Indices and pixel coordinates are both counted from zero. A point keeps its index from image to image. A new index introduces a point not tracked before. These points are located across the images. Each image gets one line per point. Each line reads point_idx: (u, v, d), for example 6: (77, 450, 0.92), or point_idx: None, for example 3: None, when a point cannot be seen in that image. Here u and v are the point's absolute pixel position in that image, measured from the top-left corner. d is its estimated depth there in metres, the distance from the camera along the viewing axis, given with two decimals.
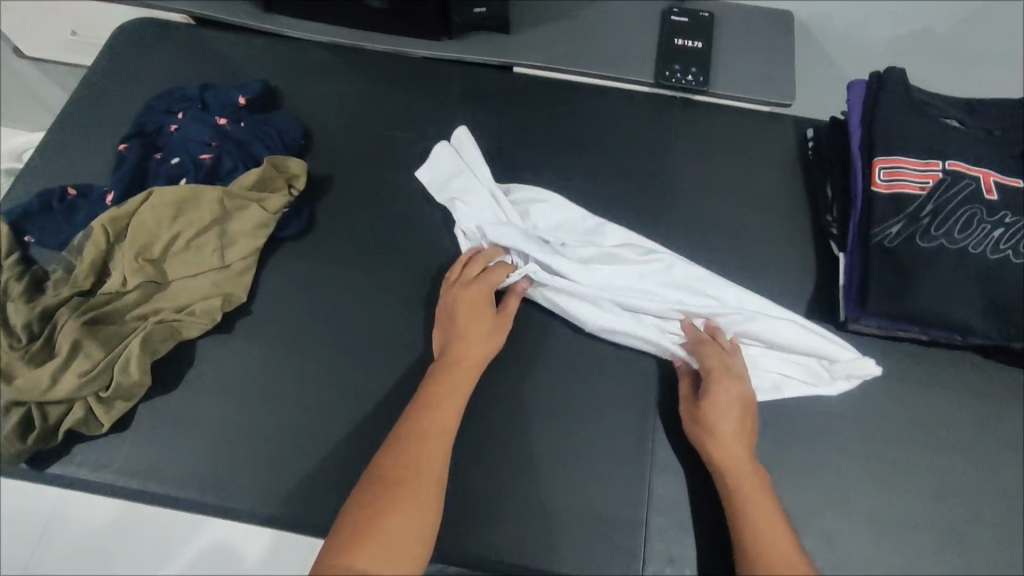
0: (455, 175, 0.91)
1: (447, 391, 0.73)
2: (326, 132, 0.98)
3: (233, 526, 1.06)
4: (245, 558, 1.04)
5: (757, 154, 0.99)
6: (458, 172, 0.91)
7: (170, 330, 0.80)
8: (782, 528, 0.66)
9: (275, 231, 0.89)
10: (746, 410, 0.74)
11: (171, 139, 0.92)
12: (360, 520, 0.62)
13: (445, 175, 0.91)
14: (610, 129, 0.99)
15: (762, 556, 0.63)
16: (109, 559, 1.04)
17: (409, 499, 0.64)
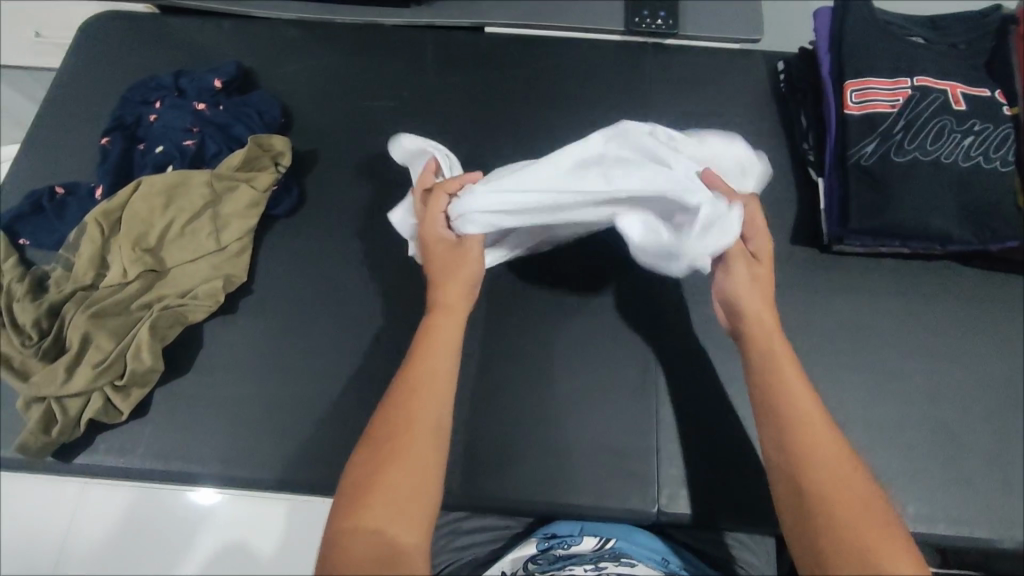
0: None
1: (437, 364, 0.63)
2: (305, 109, 0.99)
3: (246, 505, 1.07)
4: (262, 534, 1.06)
5: (731, 90, 1.01)
6: None
7: (176, 316, 0.81)
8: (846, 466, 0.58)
9: (268, 210, 0.90)
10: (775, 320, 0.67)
11: (151, 130, 0.92)
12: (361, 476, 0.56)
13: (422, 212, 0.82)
14: (585, 79, 1.01)
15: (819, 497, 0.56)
16: (129, 549, 1.05)
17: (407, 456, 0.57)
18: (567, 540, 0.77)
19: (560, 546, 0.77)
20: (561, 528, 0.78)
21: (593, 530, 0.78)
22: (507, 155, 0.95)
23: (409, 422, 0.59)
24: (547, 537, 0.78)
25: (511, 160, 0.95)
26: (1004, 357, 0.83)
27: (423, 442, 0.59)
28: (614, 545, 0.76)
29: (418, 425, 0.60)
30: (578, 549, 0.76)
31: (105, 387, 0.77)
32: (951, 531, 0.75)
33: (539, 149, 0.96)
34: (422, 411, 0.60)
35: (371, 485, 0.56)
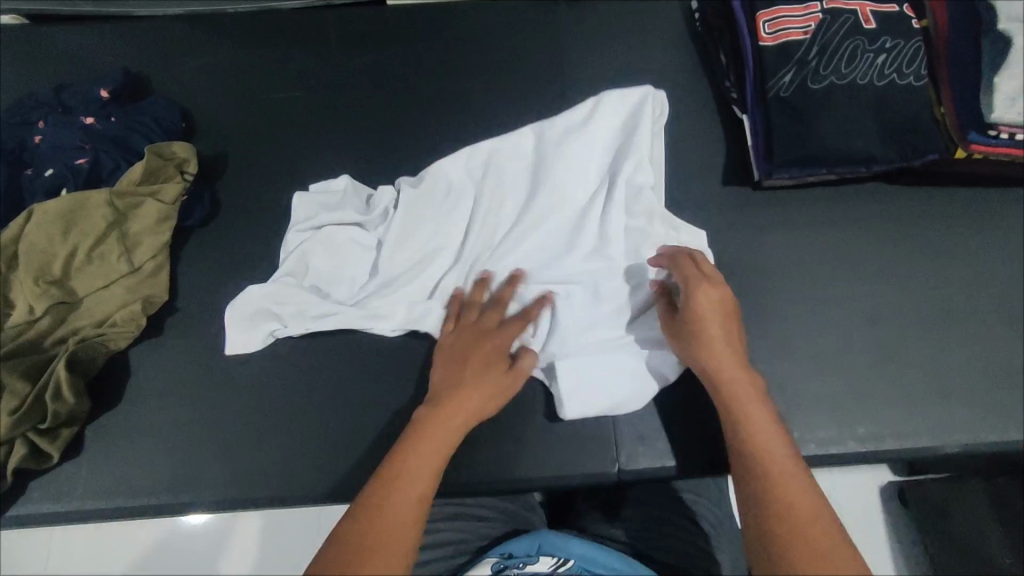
0: (335, 207, 0.84)
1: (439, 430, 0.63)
2: (208, 110, 0.93)
3: (215, 531, 1.00)
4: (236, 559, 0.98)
5: (648, 35, 0.98)
6: (339, 205, 0.84)
7: (96, 347, 0.77)
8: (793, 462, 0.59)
9: (180, 222, 0.85)
10: (728, 313, 0.67)
11: (38, 152, 0.85)
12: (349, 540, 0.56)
13: (320, 210, 0.84)
14: (498, 41, 0.97)
15: (782, 503, 0.56)
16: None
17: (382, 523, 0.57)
18: (523, 560, 0.74)
19: (517, 565, 0.74)
20: (516, 549, 0.74)
21: (549, 549, 0.74)
22: (426, 131, 0.91)
23: (378, 511, 0.57)
24: (503, 558, 0.74)
25: (431, 138, 0.91)
26: (939, 268, 0.85)
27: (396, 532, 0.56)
28: (571, 565, 0.74)
29: (396, 523, 0.57)
30: (534, 569, 0.74)
31: (28, 433, 0.72)
32: (901, 447, 0.77)
33: (459, 120, 0.92)
34: (396, 503, 0.58)
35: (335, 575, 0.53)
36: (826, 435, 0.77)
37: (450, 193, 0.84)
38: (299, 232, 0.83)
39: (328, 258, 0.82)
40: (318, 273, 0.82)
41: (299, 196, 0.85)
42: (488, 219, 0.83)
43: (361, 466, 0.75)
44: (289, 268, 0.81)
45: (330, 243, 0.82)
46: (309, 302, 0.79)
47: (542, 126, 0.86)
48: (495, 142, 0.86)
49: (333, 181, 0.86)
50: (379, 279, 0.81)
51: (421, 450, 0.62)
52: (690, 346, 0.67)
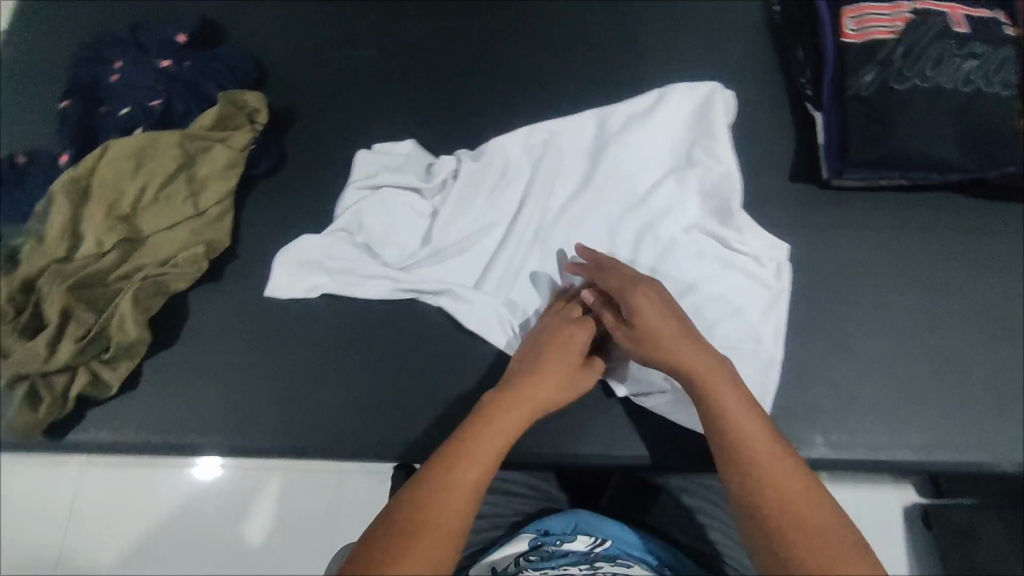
0: (397, 169, 0.85)
1: (515, 417, 0.58)
2: (279, 61, 0.93)
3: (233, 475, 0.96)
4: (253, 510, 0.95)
5: (724, 24, 0.97)
6: (399, 168, 0.85)
7: (158, 286, 0.77)
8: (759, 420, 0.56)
9: (247, 170, 0.85)
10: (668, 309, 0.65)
11: (112, 90, 0.86)
12: (401, 521, 0.50)
13: (381, 170, 0.85)
14: (571, 16, 0.96)
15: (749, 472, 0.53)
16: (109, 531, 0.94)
17: (440, 500, 0.51)
18: (560, 538, 0.70)
19: (553, 542, 0.70)
20: (554, 525, 0.70)
21: (588, 527, 0.70)
22: (494, 101, 0.91)
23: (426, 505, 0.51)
24: (540, 533, 0.70)
25: (499, 109, 0.91)
26: (1005, 283, 0.83)
27: (451, 509, 0.51)
28: (610, 545, 0.69)
29: (453, 505, 0.51)
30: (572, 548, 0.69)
31: (91, 361, 0.74)
32: (955, 460, 0.76)
33: (528, 92, 0.92)
34: (458, 490, 0.52)
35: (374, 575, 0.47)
36: (878, 440, 0.77)
37: (512, 169, 0.85)
38: (357, 189, 0.83)
39: (382, 220, 0.83)
40: (370, 232, 0.83)
41: (366, 155, 0.86)
42: (544, 202, 0.84)
43: (411, 428, 0.75)
44: (345, 230, 0.82)
45: (386, 206, 0.84)
46: (363, 261, 0.80)
47: (608, 111, 0.87)
48: (556, 123, 0.87)
49: (400, 143, 0.86)
50: (431, 247, 0.82)
51: (494, 424, 0.57)
52: (644, 339, 0.64)
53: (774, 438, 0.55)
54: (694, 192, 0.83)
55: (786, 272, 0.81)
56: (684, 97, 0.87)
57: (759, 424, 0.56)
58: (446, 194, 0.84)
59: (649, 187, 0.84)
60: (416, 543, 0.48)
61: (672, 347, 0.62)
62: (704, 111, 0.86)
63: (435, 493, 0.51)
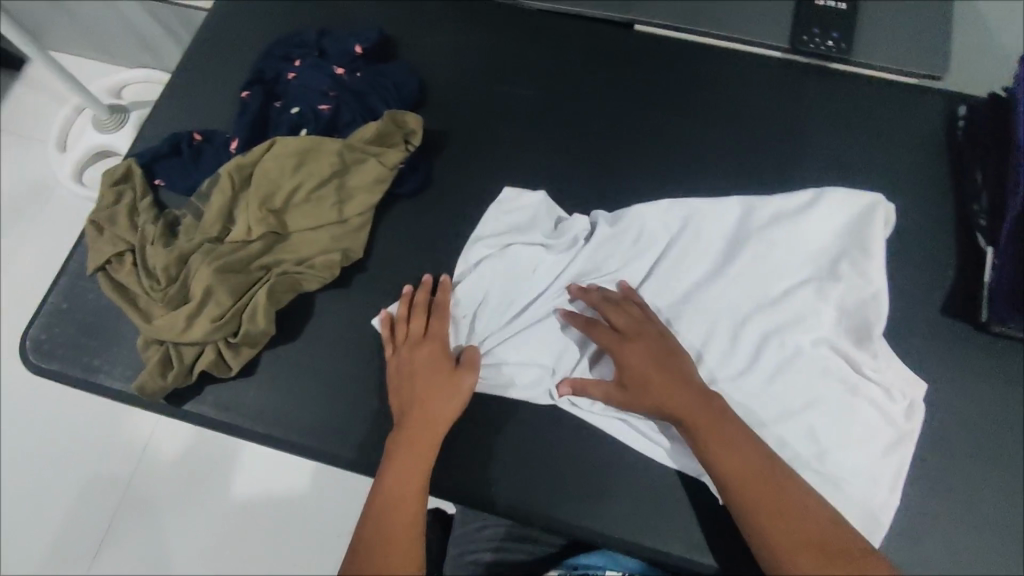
0: (525, 227, 0.85)
1: (414, 457, 0.72)
2: (441, 86, 0.96)
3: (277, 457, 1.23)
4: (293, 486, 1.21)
5: (899, 132, 0.91)
6: (527, 227, 0.85)
7: (292, 283, 0.82)
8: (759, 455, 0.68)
9: (393, 187, 0.88)
10: (665, 355, 0.74)
11: (289, 88, 0.92)
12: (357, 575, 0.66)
13: (509, 226, 0.85)
14: (736, 97, 0.94)
15: (756, 501, 0.65)
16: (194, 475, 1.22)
17: (385, 552, 0.67)
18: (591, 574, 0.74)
19: None
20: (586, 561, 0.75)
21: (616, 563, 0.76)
22: (641, 167, 0.90)
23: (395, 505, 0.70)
24: (571, 568, 0.75)
25: (646, 173, 0.90)
26: None
27: (397, 549, 0.68)
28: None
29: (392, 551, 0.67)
30: None
31: (219, 342, 0.78)
32: None
33: (676, 165, 0.90)
34: (397, 540, 0.68)
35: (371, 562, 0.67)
36: None
37: (645, 239, 0.84)
38: (486, 241, 0.84)
39: (502, 281, 0.83)
40: (488, 289, 0.83)
41: (498, 206, 0.86)
42: (669, 289, 0.82)
43: (498, 477, 0.76)
44: (466, 284, 0.83)
45: (509, 263, 0.83)
46: (482, 320, 0.82)
47: (756, 201, 0.83)
48: (698, 204, 0.84)
49: (533, 195, 0.86)
50: (550, 309, 0.82)
51: (403, 468, 0.71)
52: (636, 389, 0.73)
53: (770, 463, 0.67)
54: (833, 306, 0.79)
55: (920, 412, 0.75)
56: (839, 206, 0.82)
57: (761, 459, 0.67)
58: (572, 255, 0.84)
59: (785, 291, 0.80)
60: None
61: (662, 394, 0.72)
62: (857, 224, 0.81)
63: (379, 546, 0.68)
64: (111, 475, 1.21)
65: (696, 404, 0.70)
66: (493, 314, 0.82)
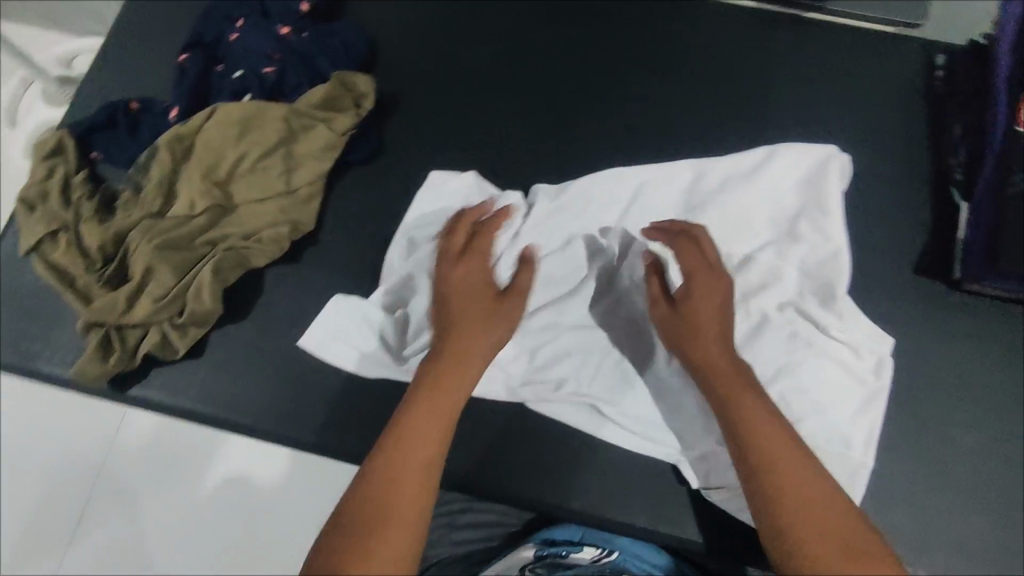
0: (461, 209, 0.81)
1: (437, 405, 0.61)
2: (394, 46, 0.90)
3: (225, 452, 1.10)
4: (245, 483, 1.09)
5: (874, 84, 0.88)
6: (464, 207, 0.81)
7: (239, 258, 0.78)
8: (788, 444, 0.60)
9: (344, 154, 0.84)
10: (727, 304, 0.69)
11: (231, 50, 0.86)
12: (358, 509, 0.54)
13: (441, 212, 0.81)
14: (704, 51, 0.90)
15: (788, 489, 0.57)
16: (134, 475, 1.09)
17: (402, 495, 0.55)
18: (565, 549, 0.75)
19: (558, 553, 0.75)
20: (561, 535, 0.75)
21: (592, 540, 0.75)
22: (604, 129, 0.87)
23: (405, 443, 0.58)
24: (545, 543, 0.76)
25: (611, 136, 0.86)
26: None
27: (410, 485, 0.56)
28: (614, 557, 0.75)
29: (401, 490, 0.55)
30: (576, 558, 0.75)
31: (164, 321, 0.74)
32: None
33: (641, 125, 0.87)
34: (409, 482, 0.56)
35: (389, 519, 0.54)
36: None
37: (594, 205, 0.80)
38: (418, 236, 0.80)
39: (441, 271, 0.79)
40: (427, 280, 0.78)
41: (429, 188, 0.82)
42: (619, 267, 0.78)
43: (459, 455, 0.74)
44: (405, 274, 0.78)
45: (446, 252, 0.79)
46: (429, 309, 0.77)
47: (705, 165, 0.80)
48: (646, 173, 0.80)
49: (463, 175, 0.81)
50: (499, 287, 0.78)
51: (425, 409, 0.61)
52: (693, 328, 0.67)
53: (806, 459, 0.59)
54: (796, 266, 0.77)
55: (888, 372, 0.73)
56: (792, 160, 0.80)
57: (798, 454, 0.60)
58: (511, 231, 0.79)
59: (746, 256, 0.78)
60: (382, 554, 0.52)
61: (704, 346, 0.66)
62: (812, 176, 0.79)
63: (383, 489, 0.55)
64: (79, 458, 1.10)
65: (734, 372, 0.65)
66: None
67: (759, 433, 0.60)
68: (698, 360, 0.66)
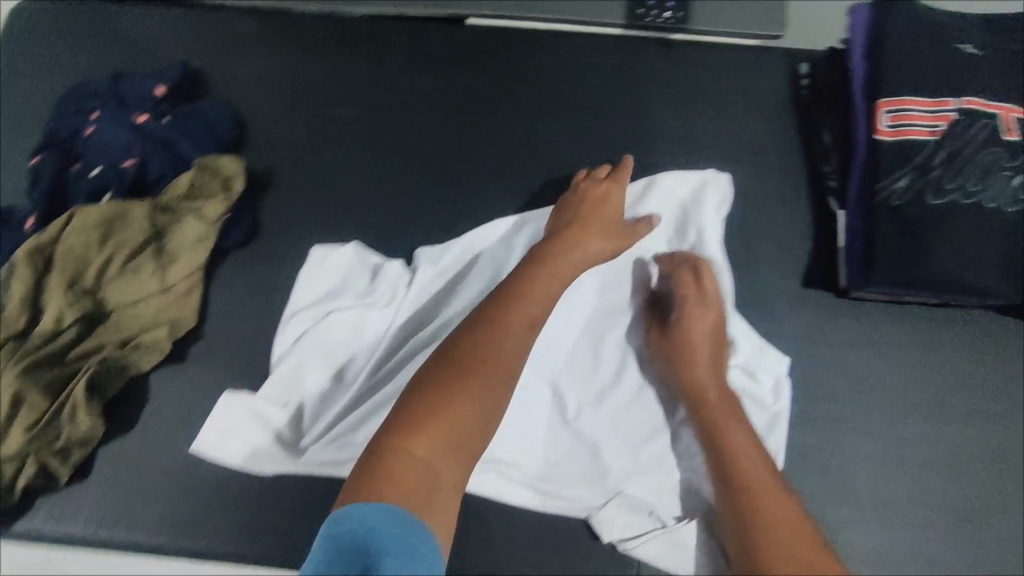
0: (347, 284, 0.79)
1: (508, 347, 0.61)
2: (262, 119, 0.88)
3: None
4: None
5: (746, 99, 0.88)
6: (350, 282, 0.79)
7: (117, 368, 0.74)
8: (772, 475, 0.67)
9: (219, 241, 0.81)
10: (718, 337, 0.74)
11: (89, 145, 0.81)
12: (411, 425, 0.54)
13: (328, 288, 0.79)
14: (578, 84, 0.89)
15: (762, 511, 0.64)
16: None
17: (456, 412, 0.55)
18: None
19: None
20: None
21: None
22: (487, 177, 0.85)
23: (494, 337, 0.61)
24: None
25: (493, 185, 0.85)
26: None
27: (463, 421, 0.56)
28: None
29: (456, 421, 0.55)
30: None
31: (40, 451, 0.71)
32: None
33: (524, 169, 0.86)
34: (470, 412, 0.56)
35: (455, 401, 0.56)
36: None
37: (482, 266, 0.80)
38: (306, 314, 0.77)
39: (334, 349, 0.77)
40: (315, 365, 0.77)
41: (311, 261, 0.79)
42: None
43: None
44: (292, 363, 0.76)
45: (336, 329, 0.77)
46: (320, 393, 0.77)
47: None
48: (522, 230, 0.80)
49: (346, 247, 0.79)
50: (392, 361, 0.77)
51: (489, 343, 0.61)
52: (675, 354, 0.74)
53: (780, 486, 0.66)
54: None
55: (786, 398, 0.74)
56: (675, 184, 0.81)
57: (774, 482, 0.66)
58: (399, 305, 0.79)
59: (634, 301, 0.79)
60: (417, 468, 0.52)
61: (698, 373, 0.73)
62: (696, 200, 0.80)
63: (439, 407, 0.55)
64: None
65: (717, 396, 0.72)
66: (333, 383, 0.77)
67: (743, 459, 0.67)
68: (700, 388, 0.72)
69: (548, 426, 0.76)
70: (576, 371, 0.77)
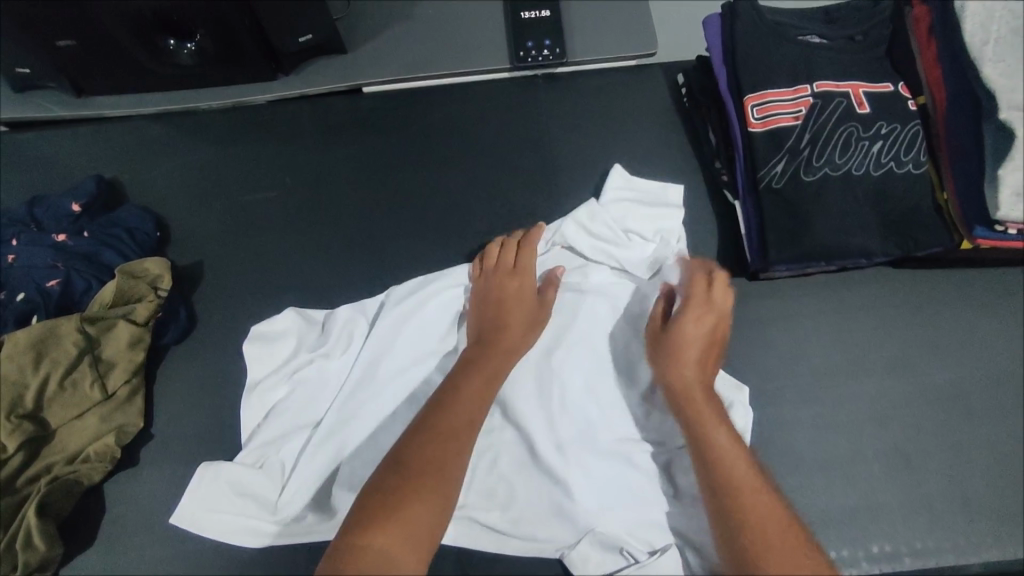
0: (303, 346, 0.80)
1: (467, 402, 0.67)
2: (182, 217, 0.91)
3: None
4: None
5: (633, 116, 0.95)
6: (306, 345, 0.80)
7: (70, 485, 0.74)
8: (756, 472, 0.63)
9: (156, 340, 0.83)
10: (711, 344, 0.74)
11: (10, 272, 0.82)
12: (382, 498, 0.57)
13: (286, 352, 0.80)
14: (477, 130, 0.95)
15: (745, 498, 0.61)
16: None
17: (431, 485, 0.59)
18: None
19: None
20: None
21: None
22: (407, 229, 0.89)
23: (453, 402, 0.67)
24: None
25: (414, 238, 0.89)
26: (943, 360, 0.82)
27: (431, 490, 0.59)
28: None
29: (429, 489, 0.59)
30: None
31: None
32: (919, 564, 0.73)
33: (440, 216, 0.90)
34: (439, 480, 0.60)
35: (424, 481, 0.59)
36: (836, 555, 0.73)
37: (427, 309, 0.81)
38: (270, 382, 0.78)
39: (302, 407, 0.77)
40: (280, 429, 0.76)
41: (264, 334, 0.80)
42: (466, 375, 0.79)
43: None
44: (260, 431, 0.76)
45: (304, 388, 0.78)
46: (288, 458, 0.75)
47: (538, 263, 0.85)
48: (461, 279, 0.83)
49: (289, 314, 0.81)
50: (353, 405, 0.76)
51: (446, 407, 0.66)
52: (668, 356, 0.73)
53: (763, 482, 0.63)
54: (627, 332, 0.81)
55: (750, 418, 0.76)
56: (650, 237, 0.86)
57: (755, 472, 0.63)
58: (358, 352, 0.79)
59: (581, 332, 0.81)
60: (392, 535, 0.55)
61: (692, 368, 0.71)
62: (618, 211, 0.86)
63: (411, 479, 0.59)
64: None
65: (707, 396, 0.70)
66: (298, 444, 0.76)
67: (727, 449, 0.65)
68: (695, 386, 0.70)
69: (517, 463, 0.77)
70: (543, 404, 0.78)
